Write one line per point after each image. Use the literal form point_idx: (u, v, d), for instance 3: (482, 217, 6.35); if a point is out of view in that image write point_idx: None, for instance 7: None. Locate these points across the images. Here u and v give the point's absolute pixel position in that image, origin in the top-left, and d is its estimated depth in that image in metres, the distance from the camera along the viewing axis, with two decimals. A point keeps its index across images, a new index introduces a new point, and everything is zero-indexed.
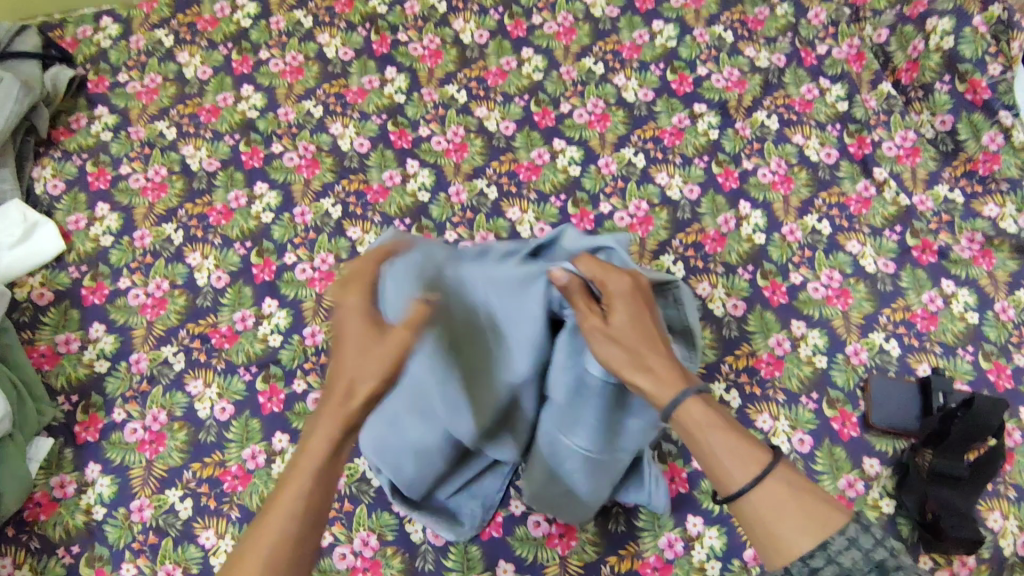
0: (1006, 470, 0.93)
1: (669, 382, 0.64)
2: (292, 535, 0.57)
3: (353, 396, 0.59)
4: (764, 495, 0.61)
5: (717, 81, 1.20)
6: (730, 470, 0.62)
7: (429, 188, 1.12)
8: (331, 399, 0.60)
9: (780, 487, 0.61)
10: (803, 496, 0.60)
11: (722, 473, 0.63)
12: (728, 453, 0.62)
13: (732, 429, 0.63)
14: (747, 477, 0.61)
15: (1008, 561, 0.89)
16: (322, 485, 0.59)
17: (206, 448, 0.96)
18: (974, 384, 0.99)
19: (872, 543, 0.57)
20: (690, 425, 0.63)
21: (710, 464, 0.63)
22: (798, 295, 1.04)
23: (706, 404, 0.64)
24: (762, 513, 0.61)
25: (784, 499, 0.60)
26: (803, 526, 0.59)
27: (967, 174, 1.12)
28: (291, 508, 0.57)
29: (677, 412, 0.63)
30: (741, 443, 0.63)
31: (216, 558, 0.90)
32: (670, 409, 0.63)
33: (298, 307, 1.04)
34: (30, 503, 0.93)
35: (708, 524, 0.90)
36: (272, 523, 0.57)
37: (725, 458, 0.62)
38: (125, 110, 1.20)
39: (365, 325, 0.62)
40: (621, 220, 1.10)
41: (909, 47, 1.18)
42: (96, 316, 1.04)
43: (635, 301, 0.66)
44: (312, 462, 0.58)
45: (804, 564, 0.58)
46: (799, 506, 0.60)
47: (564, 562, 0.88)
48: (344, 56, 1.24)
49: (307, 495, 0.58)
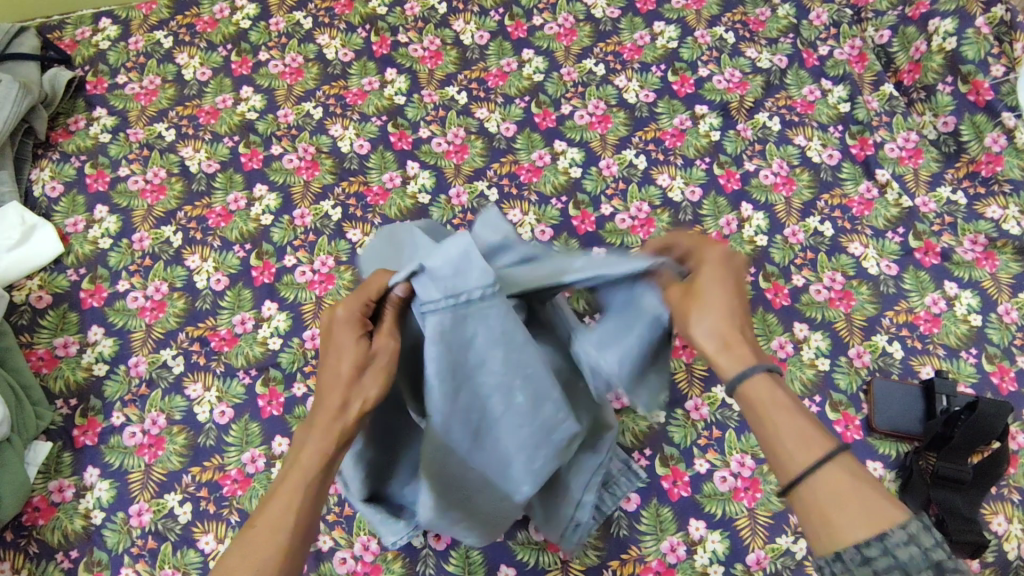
0: (1010, 473, 0.93)
1: (736, 354, 0.62)
2: (280, 551, 0.57)
3: (347, 411, 0.60)
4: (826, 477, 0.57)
5: (718, 82, 1.20)
6: (791, 451, 0.59)
7: (429, 190, 1.11)
8: (323, 413, 0.60)
9: (845, 475, 0.56)
10: (862, 487, 0.56)
11: (782, 452, 0.59)
12: (792, 433, 0.59)
13: (799, 409, 0.60)
14: (809, 458, 0.57)
15: (1013, 564, 0.88)
16: (311, 502, 0.59)
17: (205, 451, 0.95)
18: (979, 385, 0.98)
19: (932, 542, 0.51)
20: (754, 399, 0.61)
21: (771, 443, 0.60)
22: (801, 297, 1.03)
23: (775, 383, 0.61)
24: (822, 497, 0.56)
25: (843, 486, 0.56)
26: (860, 512, 0.54)
27: (969, 175, 1.11)
28: (279, 526, 0.57)
29: (742, 383, 0.61)
30: (807, 427, 0.59)
31: (215, 563, 0.89)
32: (736, 380, 0.61)
33: (297, 309, 1.03)
34: (29, 507, 0.92)
35: (711, 528, 0.89)
36: (262, 540, 0.57)
37: (784, 434, 0.59)
38: (124, 112, 1.20)
39: (353, 339, 0.61)
40: (622, 222, 1.09)
41: (911, 48, 1.19)
42: (95, 319, 1.04)
43: (721, 271, 0.64)
44: (304, 474, 0.59)
45: (856, 552, 0.53)
46: (861, 493, 0.55)
47: (565, 566, 0.88)
48: (344, 57, 1.23)
49: (296, 509, 0.58)
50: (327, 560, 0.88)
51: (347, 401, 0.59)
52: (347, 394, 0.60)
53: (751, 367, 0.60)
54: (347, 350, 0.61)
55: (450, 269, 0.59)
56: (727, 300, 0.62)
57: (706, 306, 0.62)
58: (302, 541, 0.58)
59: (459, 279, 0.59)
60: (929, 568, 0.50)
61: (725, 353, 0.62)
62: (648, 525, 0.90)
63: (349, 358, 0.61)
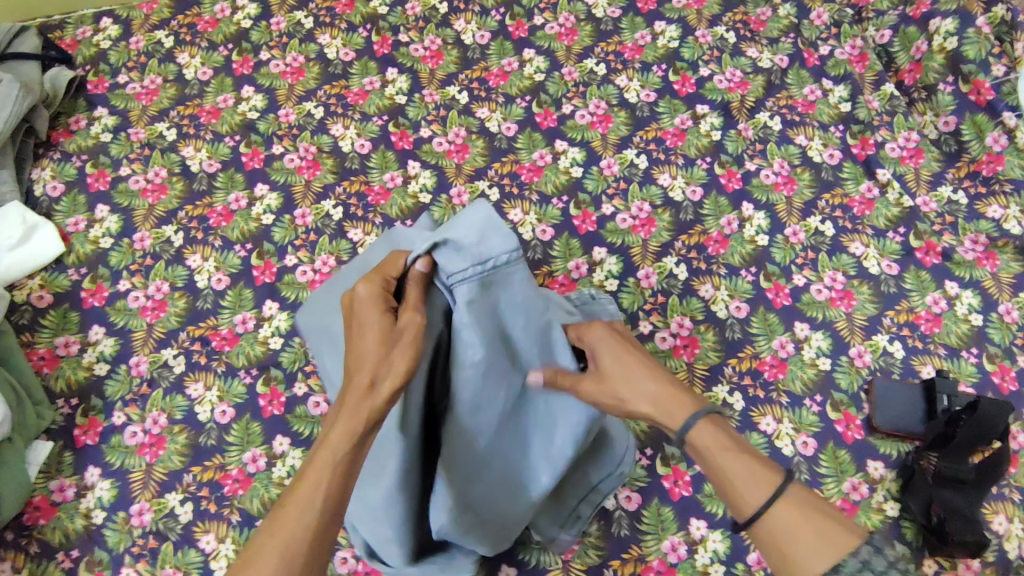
0: (1011, 473, 0.93)
1: (674, 407, 0.68)
2: (308, 537, 0.57)
3: (374, 393, 0.61)
4: (780, 514, 0.62)
5: (719, 82, 1.20)
6: (742, 490, 0.64)
7: (430, 190, 1.11)
8: (351, 394, 0.62)
9: (797, 507, 0.62)
10: (813, 516, 0.61)
11: (735, 493, 0.64)
12: (739, 471, 0.65)
13: (740, 449, 0.66)
14: (761, 496, 0.63)
15: (1014, 564, 0.88)
16: (338, 486, 0.59)
17: (206, 451, 0.95)
18: (979, 385, 0.98)
19: (884, 565, 0.57)
20: (698, 449, 0.67)
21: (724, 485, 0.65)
22: (801, 297, 1.04)
23: (717, 427, 0.67)
24: (779, 532, 0.62)
25: (796, 521, 0.61)
26: (814, 542, 0.59)
27: (970, 175, 1.11)
28: (307, 504, 0.58)
29: (687, 436, 0.67)
30: (754, 465, 0.65)
31: (216, 563, 0.89)
32: (682, 433, 0.67)
33: (299, 309, 1.03)
34: (29, 507, 0.92)
35: (712, 528, 0.89)
36: (289, 519, 0.57)
37: (732, 474, 0.65)
38: (125, 112, 1.20)
39: (379, 313, 0.65)
40: (623, 221, 1.09)
41: (912, 48, 1.19)
42: (95, 318, 1.04)
43: (617, 344, 0.72)
44: (331, 456, 0.59)
45: None
46: (815, 525, 0.60)
47: (566, 565, 0.88)
48: (345, 57, 1.23)
49: (324, 492, 0.58)
50: (328, 560, 0.88)
51: (375, 379, 0.61)
52: (374, 371, 0.61)
53: (687, 422, 0.67)
54: (373, 325, 0.65)
55: (474, 236, 0.66)
56: (642, 364, 0.71)
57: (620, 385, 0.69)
58: (331, 523, 0.58)
59: (483, 245, 0.66)
60: None
61: (662, 411, 0.69)
62: (650, 524, 0.90)
63: (375, 333, 0.64)
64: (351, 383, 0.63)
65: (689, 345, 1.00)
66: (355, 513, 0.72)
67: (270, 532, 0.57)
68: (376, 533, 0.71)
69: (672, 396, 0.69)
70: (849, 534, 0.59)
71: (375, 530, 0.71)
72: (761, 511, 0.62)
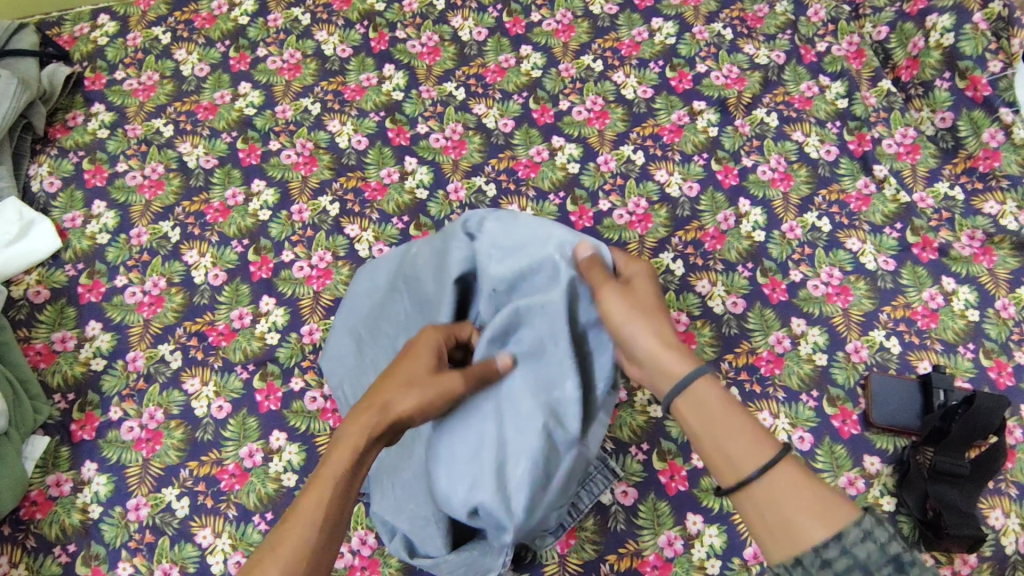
0: (1007, 468, 0.93)
1: (689, 353, 0.71)
2: (310, 541, 0.60)
3: (387, 412, 0.67)
4: (785, 476, 0.63)
5: (717, 78, 1.20)
6: (746, 453, 0.65)
7: (427, 185, 1.11)
8: (363, 415, 0.67)
9: (796, 472, 0.64)
10: (815, 488, 0.63)
11: (736, 455, 0.66)
12: (738, 434, 0.66)
13: (742, 416, 0.68)
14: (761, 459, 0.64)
15: (1010, 559, 0.88)
16: (342, 498, 0.63)
17: (202, 446, 0.95)
18: (976, 380, 0.98)
19: (886, 536, 0.59)
20: (698, 404, 0.69)
21: (725, 447, 0.66)
22: (798, 293, 1.04)
23: (722, 392, 0.69)
24: (776, 494, 0.63)
25: (797, 487, 0.63)
26: (818, 511, 0.61)
27: (967, 171, 1.11)
28: (309, 518, 0.61)
29: (693, 383, 0.69)
30: (757, 431, 0.66)
31: (213, 558, 0.89)
32: (692, 376, 0.69)
33: (296, 305, 1.03)
34: (26, 502, 0.92)
35: (708, 523, 0.89)
36: (292, 530, 0.60)
37: (732, 440, 0.66)
38: (123, 108, 1.20)
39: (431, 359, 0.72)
40: (620, 217, 1.09)
41: (909, 44, 1.19)
42: (93, 314, 1.04)
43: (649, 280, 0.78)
44: (335, 471, 0.63)
45: (817, 554, 0.59)
46: (814, 492, 0.62)
47: (563, 561, 0.88)
48: (342, 54, 1.23)
49: (327, 501, 0.62)
50: None
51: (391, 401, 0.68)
52: (388, 399, 0.68)
53: (699, 369, 0.69)
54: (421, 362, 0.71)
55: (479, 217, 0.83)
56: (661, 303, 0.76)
57: (640, 313, 0.73)
58: (331, 536, 0.61)
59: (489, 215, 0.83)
60: (888, 560, 0.58)
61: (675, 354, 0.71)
62: (646, 519, 0.90)
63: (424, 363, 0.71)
64: (365, 403, 0.69)
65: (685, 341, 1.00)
66: (388, 511, 0.81)
67: (274, 543, 0.59)
68: (413, 518, 0.79)
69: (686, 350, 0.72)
70: (850, 508, 0.61)
71: (413, 512, 0.79)
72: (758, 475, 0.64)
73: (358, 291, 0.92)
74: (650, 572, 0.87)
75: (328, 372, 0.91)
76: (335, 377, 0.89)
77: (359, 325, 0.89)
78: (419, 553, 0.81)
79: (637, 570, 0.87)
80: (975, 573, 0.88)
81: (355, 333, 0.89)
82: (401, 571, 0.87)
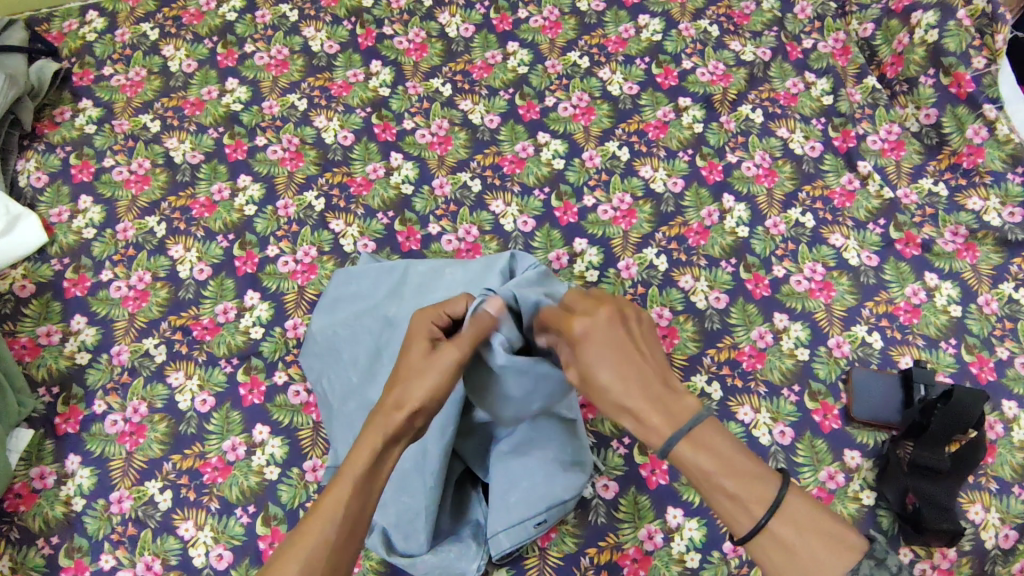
0: (987, 462, 0.93)
1: (655, 423, 0.62)
2: (326, 541, 0.58)
3: (399, 408, 0.65)
4: (771, 533, 0.59)
5: (702, 74, 1.20)
6: (732, 511, 0.60)
7: (412, 181, 1.12)
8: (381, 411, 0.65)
9: (783, 529, 0.59)
10: (808, 537, 0.58)
11: (725, 511, 0.61)
12: (728, 494, 0.60)
13: (728, 468, 0.60)
14: (751, 518, 0.59)
15: (989, 553, 0.88)
16: (359, 500, 0.60)
17: (186, 439, 0.96)
18: (957, 376, 0.98)
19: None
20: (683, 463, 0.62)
21: (713, 498, 0.61)
22: (781, 288, 1.04)
23: (699, 447, 0.61)
24: (767, 547, 0.60)
25: (787, 544, 0.59)
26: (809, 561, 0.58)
27: (951, 167, 1.12)
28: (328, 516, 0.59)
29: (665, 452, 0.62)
30: (744, 486, 0.60)
31: (194, 550, 0.89)
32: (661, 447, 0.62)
33: (280, 299, 1.04)
34: (10, 494, 0.93)
35: (688, 516, 0.90)
36: (313, 525, 0.58)
37: (721, 496, 0.61)
38: (110, 104, 1.20)
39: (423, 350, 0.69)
40: (604, 213, 1.09)
41: (894, 41, 1.19)
42: (78, 307, 1.04)
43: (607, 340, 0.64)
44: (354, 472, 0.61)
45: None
46: (802, 546, 0.58)
47: (543, 554, 0.88)
48: (330, 50, 1.24)
49: (345, 503, 0.59)
50: None
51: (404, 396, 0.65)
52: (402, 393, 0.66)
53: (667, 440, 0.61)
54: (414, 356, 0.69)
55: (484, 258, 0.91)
56: (615, 369, 0.63)
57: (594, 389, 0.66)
58: (348, 538, 0.59)
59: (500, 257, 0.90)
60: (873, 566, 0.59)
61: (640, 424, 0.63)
62: (627, 513, 0.90)
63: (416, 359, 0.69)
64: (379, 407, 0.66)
65: (668, 336, 1.00)
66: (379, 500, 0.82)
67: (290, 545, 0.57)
68: (400, 511, 0.80)
69: (652, 412, 0.62)
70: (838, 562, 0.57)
71: (403, 505, 0.80)
72: (749, 532, 0.60)
73: (339, 297, 0.94)
74: (629, 565, 0.88)
75: (308, 368, 0.94)
76: (315, 369, 0.93)
77: (335, 323, 0.91)
78: (397, 550, 0.83)
79: (617, 564, 0.88)
80: (954, 566, 0.88)
81: (330, 329, 0.91)
82: (381, 564, 0.88)
